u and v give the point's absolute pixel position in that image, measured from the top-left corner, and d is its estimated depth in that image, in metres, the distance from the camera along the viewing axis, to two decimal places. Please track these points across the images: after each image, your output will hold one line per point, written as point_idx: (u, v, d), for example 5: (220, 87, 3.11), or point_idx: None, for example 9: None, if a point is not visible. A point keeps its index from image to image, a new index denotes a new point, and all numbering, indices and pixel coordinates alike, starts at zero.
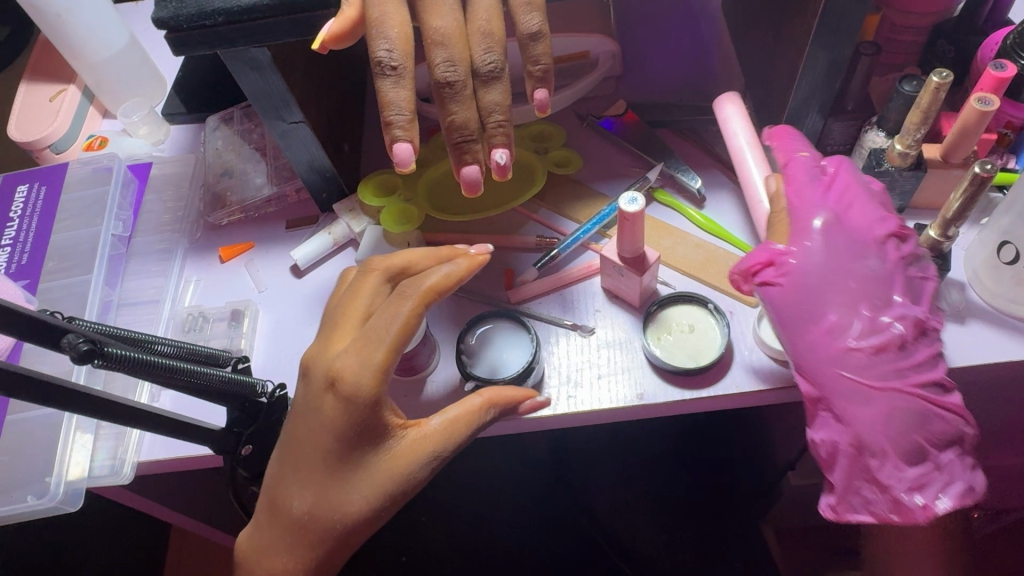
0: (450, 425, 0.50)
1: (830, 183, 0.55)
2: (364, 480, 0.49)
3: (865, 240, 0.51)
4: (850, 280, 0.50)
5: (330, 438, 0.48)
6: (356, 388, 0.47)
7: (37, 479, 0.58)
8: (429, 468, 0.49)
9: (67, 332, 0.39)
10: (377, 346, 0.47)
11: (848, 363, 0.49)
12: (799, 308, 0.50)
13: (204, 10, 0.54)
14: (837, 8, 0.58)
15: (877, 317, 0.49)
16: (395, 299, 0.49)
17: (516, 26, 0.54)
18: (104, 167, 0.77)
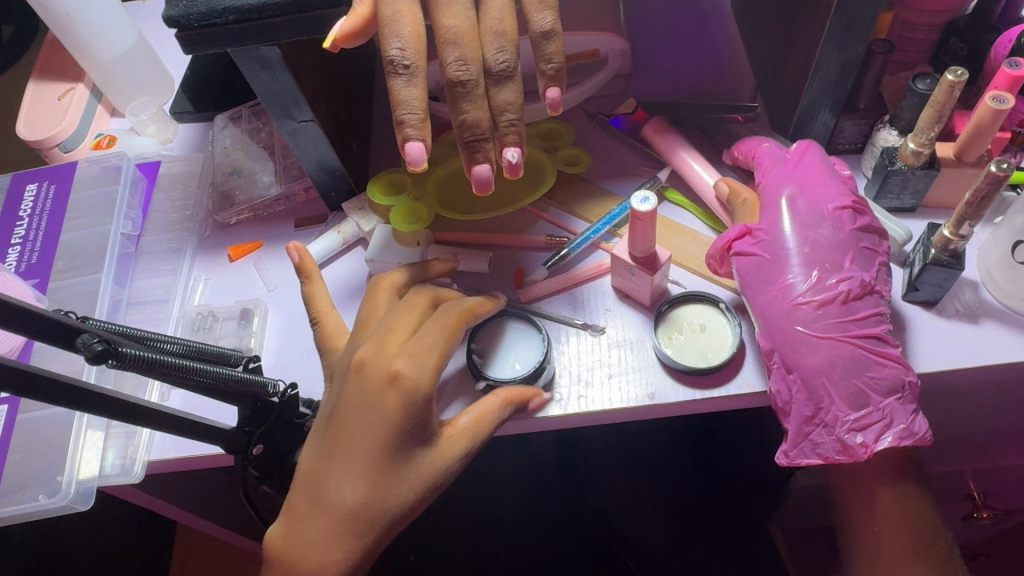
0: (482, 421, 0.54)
1: (793, 168, 0.61)
2: (412, 474, 0.52)
3: (822, 212, 0.58)
4: (801, 244, 0.56)
5: (386, 431, 0.51)
6: (417, 382, 0.51)
7: (49, 478, 0.58)
8: (463, 462, 0.53)
9: (82, 332, 0.39)
10: (436, 356, 0.52)
11: (799, 316, 0.54)
12: (757, 270, 0.57)
13: (215, 9, 0.54)
14: (850, 6, 0.58)
15: (825, 279, 0.55)
16: (441, 316, 0.55)
17: (528, 24, 0.54)
18: (113, 166, 0.77)
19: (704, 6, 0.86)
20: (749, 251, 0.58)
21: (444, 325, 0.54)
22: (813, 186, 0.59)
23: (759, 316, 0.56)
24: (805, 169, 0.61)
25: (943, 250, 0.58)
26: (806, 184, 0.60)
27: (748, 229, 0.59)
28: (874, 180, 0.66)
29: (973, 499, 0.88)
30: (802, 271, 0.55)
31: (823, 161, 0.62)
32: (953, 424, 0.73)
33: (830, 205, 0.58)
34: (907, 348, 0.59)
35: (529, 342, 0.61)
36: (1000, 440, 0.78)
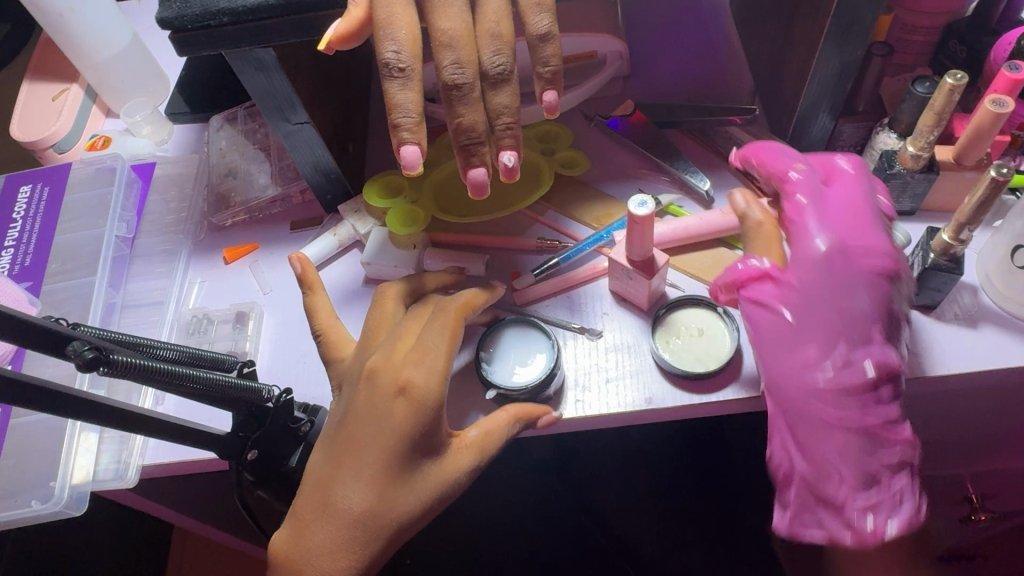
0: (489, 429, 0.54)
1: (827, 203, 0.54)
2: (422, 483, 0.51)
3: (859, 272, 0.51)
4: (832, 314, 0.50)
5: (398, 441, 0.51)
6: (426, 390, 0.51)
7: (42, 483, 0.58)
8: (471, 474, 0.53)
9: (72, 339, 0.38)
10: (443, 348, 0.53)
11: (818, 399, 0.50)
12: (773, 332, 0.51)
13: (210, 10, 0.54)
14: (849, 9, 0.57)
15: (851, 357, 0.49)
16: (439, 313, 0.56)
17: (525, 27, 0.54)
18: (108, 167, 0.77)
19: (703, 7, 0.86)
20: (767, 308, 0.52)
21: (445, 322, 0.55)
22: (849, 234, 0.52)
23: (770, 383, 0.52)
24: (837, 206, 0.54)
25: (942, 254, 0.58)
26: (845, 235, 0.52)
27: (769, 275, 0.52)
28: None
29: (970, 502, 0.88)
30: (831, 349, 0.50)
31: (859, 186, 0.55)
32: (950, 427, 0.73)
33: (868, 265, 0.51)
34: (907, 352, 0.58)
35: (540, 350, 0.60)
36: (997, 443, 0.78)
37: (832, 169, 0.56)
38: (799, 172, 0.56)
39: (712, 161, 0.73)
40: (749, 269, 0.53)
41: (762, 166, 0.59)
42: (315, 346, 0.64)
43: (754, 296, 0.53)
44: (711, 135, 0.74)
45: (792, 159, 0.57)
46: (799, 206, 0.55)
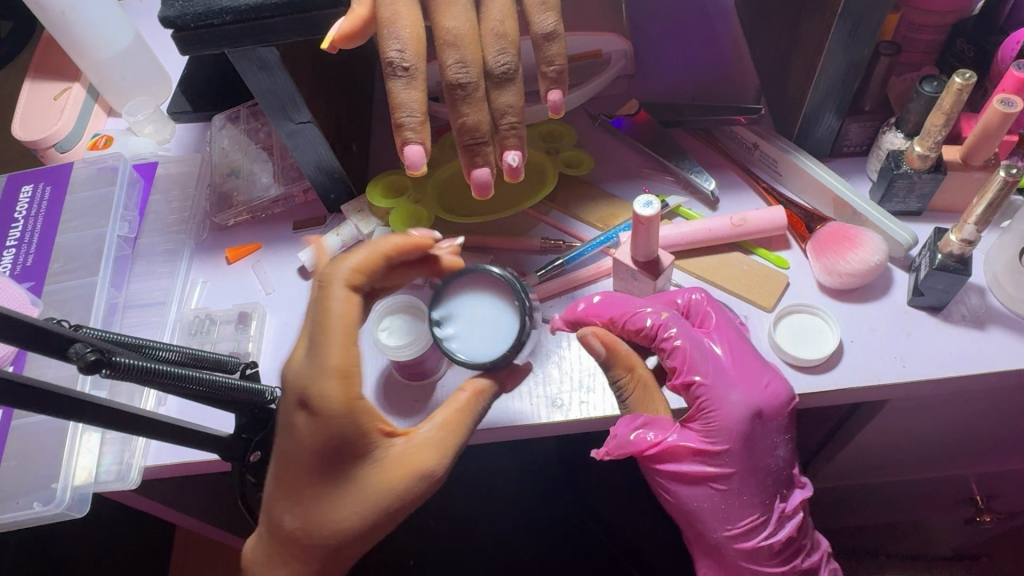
0: (439, 432, 0.49)
1: (722, 363, 0.55)
2: (355, 496, 0.47)
3: (772, 430, 0.55)
4: (751, 490, 0.56)
5: (313, 457, 0.46)
6: (327, 403, 0.45)
7: (44, 484, 0.57)
8: (420, 479, 0.48)
9: (74, 341, 0.38)
10: (346, 325, 0.46)
11: (744, 556, 0.57)
12: (700, 510, 0.57)
13: (212, 9, 0.53)
14: (856, 7, 0.57)
15: (772, 511, 0.56)
16: (324, 291, 0.47)
17: (530, 25, 0.53)
18: (110, 167, 0.77)
19: (708, 6, 0.85)
20: (691, 487, 0.56)
21: (345, 298, 0.47)
22: (758, 390, 0.54)
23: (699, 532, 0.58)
24: (742, 360, 0.56)
25: (949, 255, 0.57)
26: (752, 387, 0.54)
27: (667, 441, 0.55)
28: (880, 183, 0.65)
29: (975, 503, 0.87)
30: (757, 517, 0.56)
31: (736, 332, 0.57)
32: (957, 429, 0.73)
33: (778, 423, 0.55)
34: (913, 354, 0.58)
35: (501, 307, 0.52)
36: (1003, 445, 0.77)
37: (703, 310, 0.58)
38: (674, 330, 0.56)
39: (718, 161, 0.72)
40: (649, 436, 0.55)
41: (591, 305, 0.59)
42: None
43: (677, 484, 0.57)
44: (716, 134, 0.74)
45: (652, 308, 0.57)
46: (685, 361, 0.55)
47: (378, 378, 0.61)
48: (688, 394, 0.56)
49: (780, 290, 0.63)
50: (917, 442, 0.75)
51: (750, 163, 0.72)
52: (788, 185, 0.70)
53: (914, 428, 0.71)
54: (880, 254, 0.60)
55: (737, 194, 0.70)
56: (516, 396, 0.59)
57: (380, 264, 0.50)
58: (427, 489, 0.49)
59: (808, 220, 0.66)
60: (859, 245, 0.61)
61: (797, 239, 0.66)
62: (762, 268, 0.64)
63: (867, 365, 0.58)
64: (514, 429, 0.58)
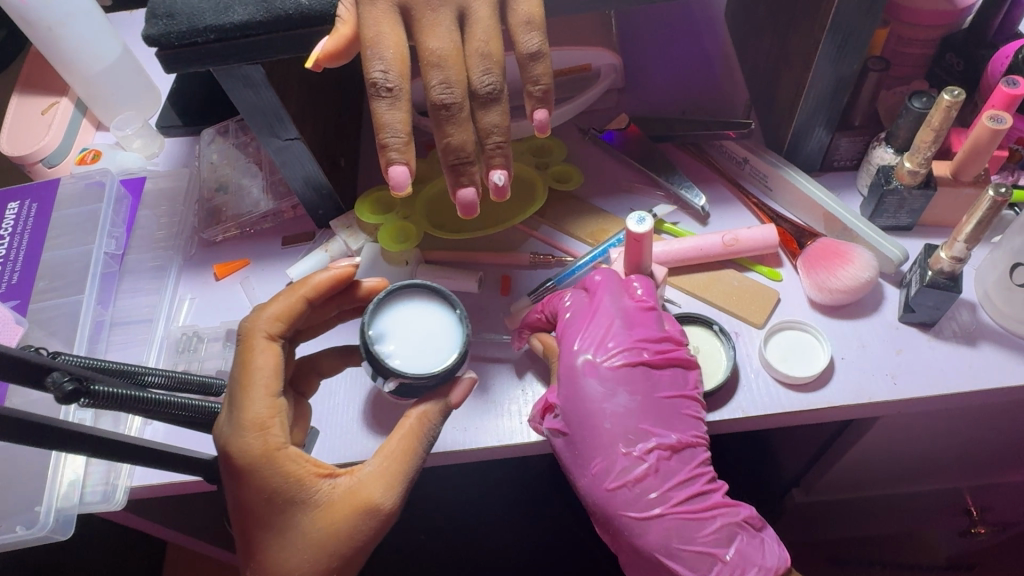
0: (383, 465, 0.49)
1: (586, 322, 0.57)
2: (300, 542, 0.48)
3: (621, 375, 0.54)
4: (586, 431, 0.53)
5: (252, 507, 0.48)
6: (242, 454, 0.47)
7: (28, 506, 0.57)
8: (367, 517, 0.49)
9: (52, 370, 0.37)
10: (269, 377, 0.48)
11: (604, 503, 0.53)
12: (567, 464, 0.55)
13: (196, 28, 0.53)
14: (844, 24, 0.57)
15: (632, 453, 0.52)
16: (247, 343, 0.49)
17: (516, 45, 0.53)
18: (96, 182, 0.76)
19: (698, 18, 0.85)
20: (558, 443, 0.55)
21: (266, 347, 0.49)
22: (602, 338, 0.56)
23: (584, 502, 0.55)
24: (593, 314, 0.58)
25: (939, 272, 0.57)
26: (598, 343, 0.56)
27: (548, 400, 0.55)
28: (870, 198, 0.65)
29: (970, 514, 0.87)
30: (607, 460, 0.52)
31: (612, 298, 0.58)
32: (950, 442, 0.72)
33: (621, 366, 0.55)
34: (904, 371, 0.58)
35: (439, 320, 0.51)
36: (997, 459, 0.77)
37: (595, 289, 0.59)
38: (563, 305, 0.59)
39: (708, 175, 0.72)
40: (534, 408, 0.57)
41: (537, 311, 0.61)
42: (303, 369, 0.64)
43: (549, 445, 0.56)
44: (706, 148, 0.74)
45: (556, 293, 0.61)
46: (562, 326, 0.58)
47: (366, 397, 0.60)
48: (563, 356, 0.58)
49: (771, 306, 0.63)
50: (911, 456, 0.74)
51: (739, 177, 0.72)
52: (778, 200, 0.70)
53: (908, 443, 0.71)
54: (871, 270, 0.60)
55: (726, 210, 0.69)
56: (505, 414, 0.58)
57: (304, 309, 0.52)
58: (379, 522, 0.49)
59: (799, 236, 0.66)
60: (849, 262, 0.60)
61: (788, 256, 0.66)
62: (753, 284, 0.64)
63: (858, 383, 0.58)
64: (503, 448, 0.57)
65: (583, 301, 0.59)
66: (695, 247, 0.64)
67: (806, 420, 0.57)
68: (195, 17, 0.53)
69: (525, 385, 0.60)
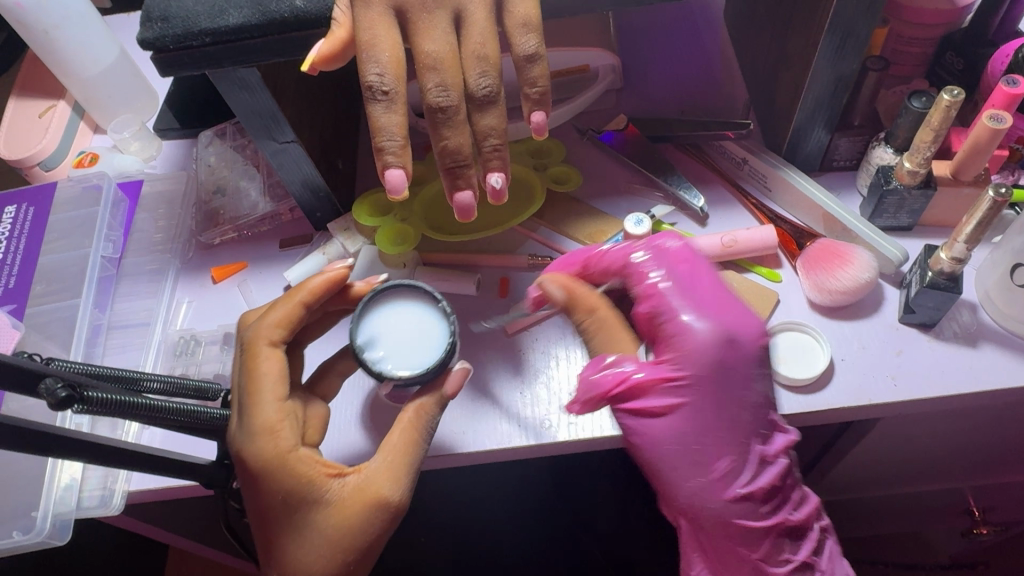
0: (387, 460, 0.49)
1: (693, 294, 0.54)
2: (316, 540, 0.48)
3: (751, 365, 0.52)
4: (713, 424, 0.51)
5: (271, 507, 0.49)
6: (255, 457, 0.48)
7: (25, 511, 0.57)
8: (378, 512, 0.48)
9: (45, 377, 0.37)
10: (275, 384, 0.50)
11: (715, 504, 0.51)
12: (672, 456, 0.52)
13: (191, 31, 0.52)
14: (843, 24, 0.56)
15: (761, 456, 0.52)
16: (249, 350, 0.51)
17: (512, 47, 0.53)
18: (93, 185, 0.76)
19: (696, 18, 0.85)
20: (662, 428, 0.52)
21: (269, 355, 0.51)
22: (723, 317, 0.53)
23: (672, 497, 0.53)
24: (695, 285, 0.54)
25: (940, 273, 0.57)
26: (725, 320, 0.53)
27: (626, 377, 0.52)
28: (870, 199, 0.65)
29: (971, 514, 0.87)
30: (734, 460, 0.51)
31: (706, 268, 0.56)
32: (952, 444, 0.72)
33: (754, 355, 0.52)
34: (905, 371, 0.58)
35: (424, 320, 0.52)
36: (999, 460, 0.77)
37: (681, 249, 0.56)
38: (650, 268, 0.55)
39: (707, 176, 0.72)
40: (610, 375, 0.52)
41: (573, 263, 0.58)
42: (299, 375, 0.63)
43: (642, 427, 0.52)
44: (705, 149, 0.73)
45: (626, 248, 0.57)
46: (657, 292, 0.54)
47: (364, 402, 0.60)
48: (658, 327, 0.54)
49: (770, 308, 0.62)
50: (912, 457, 0.74)
51: (739, 177, 0.71)
52: (778, 201, 0.69)
53: (909, 443, 0.71)
54: (870, 271, 0.59)
55: (726, 210, 0.69)
56: (504, 417, 0.58)
57: (303, 313, 0.53)
58: (391, 517, 0.49)
59: (799, 237, 0.65)
60: (849, 263, 0.60)
61: (787, 257, 0.65)
62: (752, 285, 0.64)
63: (859, 384, 0.57)
64: (501, 451, 0.57)
65: (671, 263, 0.55)
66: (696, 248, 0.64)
67: (805, 422, 0.57)
68: (190, 21, 0.53)
69: (524, 388, 0.60)
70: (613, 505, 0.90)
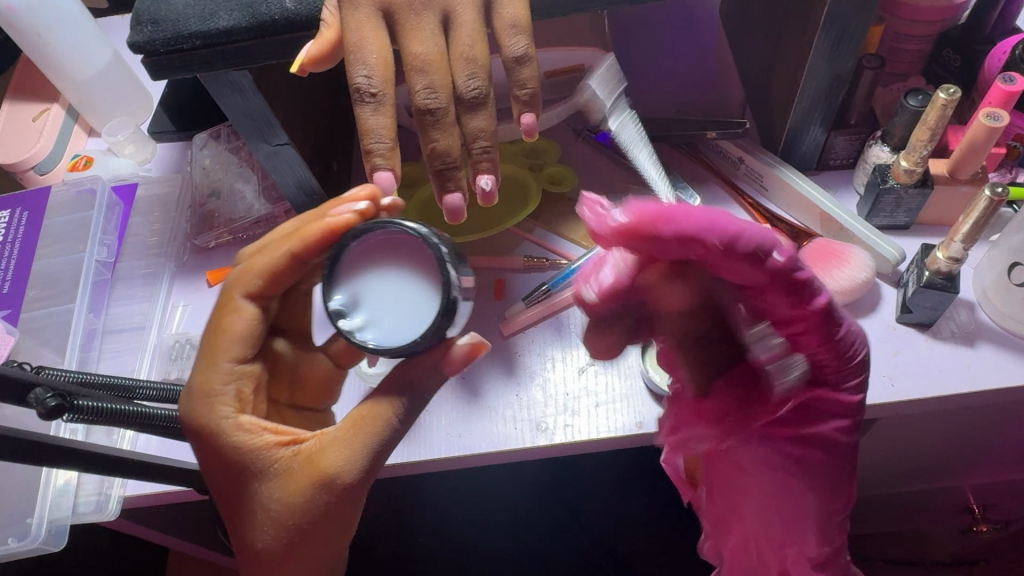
0: (344, 433, 0.45)
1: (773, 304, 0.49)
2: (263, 513, 0.45)
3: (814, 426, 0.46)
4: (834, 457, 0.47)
5: (225, 478, 0.47)
6: (193, 419, 0.46)
7: (20, 518, 0.57)
8: (326, 493, 0.44)
9: (34, 386, 0.37)
10: (235, 343, 0.47)
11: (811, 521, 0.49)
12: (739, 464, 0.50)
13: (181, 34, 0.52)
14: (836, 21, 0.56)
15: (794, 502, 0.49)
16: (225, 301, 0.48)
17: (502, 49, 0.52)
18: (88, 189, 0.75)
19: (692, 16, 0.85)
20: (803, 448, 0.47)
21: (241, 310, 0.47)
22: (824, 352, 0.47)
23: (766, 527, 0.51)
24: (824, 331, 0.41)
25: (937, 272, 0.57)
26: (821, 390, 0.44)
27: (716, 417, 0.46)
28: (866, 197, 0.64)
29: (972, 512, 0.87)
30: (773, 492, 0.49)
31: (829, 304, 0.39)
32: (951, 443, 0.72)
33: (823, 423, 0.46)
34: (904, 372, 0.57)
35: (420, 274, 0.45)
36: (999, 458, 0.76)
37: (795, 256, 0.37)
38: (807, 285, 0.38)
39: (703, 175, 0.72)
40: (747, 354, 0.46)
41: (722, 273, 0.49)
42: None
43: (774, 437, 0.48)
44: (701, 148, 0.73)
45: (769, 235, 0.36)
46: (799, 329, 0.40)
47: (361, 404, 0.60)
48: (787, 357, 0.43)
49: None
50: (912, 455, 0.74)
51: (735, 177, 0.71)
52: (775, 200, 0.69)
53: (909, 442, 0.70)
54: (867, 272, 0.59)
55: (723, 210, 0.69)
56: (499, 419, 0.58)
57: (291, 263, 0.47)
58: (341, 496, 0.45)
59: (795, 237, 0.65)
60: (845, 262, 0.60)
61: None
62: None
63: None
64: (498, 452, 0.57)
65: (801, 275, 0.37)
66: None
67: None
68: (180, 24, 0.53)
69: (519, 390, 0.59)
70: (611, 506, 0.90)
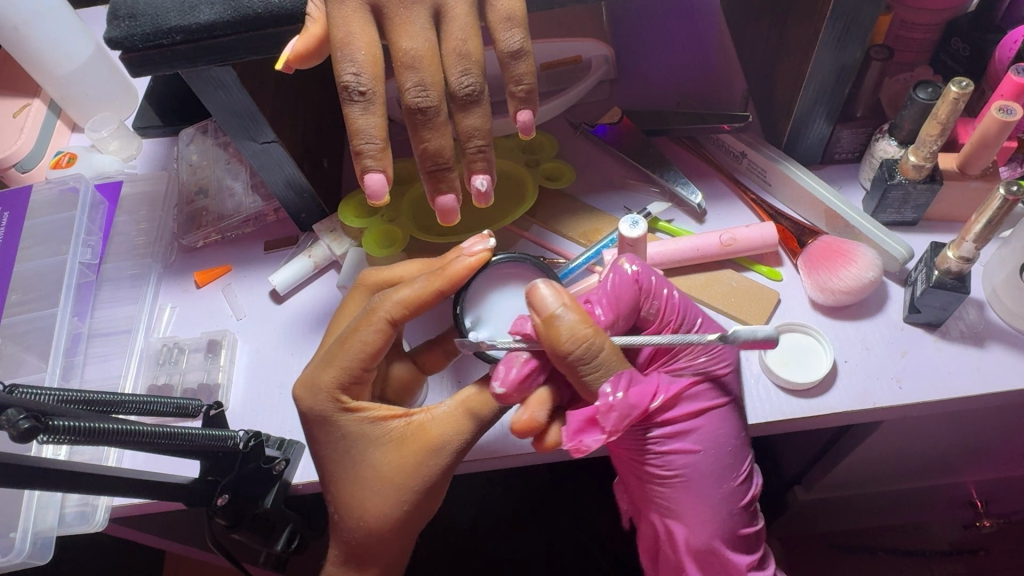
0: (455, 410, 0.50)
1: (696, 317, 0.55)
2: (373, 478, 0.50)
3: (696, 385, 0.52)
4: (739, 435, 0.52)
5: (336, 453, 0.51)
6: (311, 405, 0.51)
7: (3, 532, 0.55)
8: (439, 462, 0.50)
9: (6, 408, 0.35)
10: (367, 354, 0.50)
11: (732, 507, 0.51)
12: (683, 445, 0.51)
13: (160, 29, 0.50)
14: (845, 11, 0.54)
15: (712, 460, 0.51)
16: (366, 317, 0.50)
17: (496, 42, 0.50)
18: (70, 188, 0.73)
19: (692, 4, 0.82)
20: (697, 432, 0.51)
21: (377, 327, 0.50)
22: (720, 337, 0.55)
23: (703, 490, 0.51)
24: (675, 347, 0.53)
25: (947, 271, 0.55)
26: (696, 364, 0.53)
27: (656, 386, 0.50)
28: (873, 193, 0.62)
29: (975, 507, 0.87)
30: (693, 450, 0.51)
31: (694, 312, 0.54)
32: (959, 443, 0.71)
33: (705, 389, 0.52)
34: (913, 372, 0.56)
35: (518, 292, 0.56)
36: (1004, 456, 0.75)
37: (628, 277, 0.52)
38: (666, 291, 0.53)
39: (704, 169, 0.70)
40: (636, 394, 0.47)
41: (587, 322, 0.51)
42: (291, 375, 0.62)
43: (668, 435, 0.51)
44: (702, 142, 0.71)
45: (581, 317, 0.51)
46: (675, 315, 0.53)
47: None
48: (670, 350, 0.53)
49: (770, 309, 0.60)
50: (918, 455, 0.73)
51: (737, 171, 0.69)
52: (778, 195, 0.67)
53: (916, 443, 0.69)
54: (875, 270, 0.57)
55: (724, 206, 0.67)
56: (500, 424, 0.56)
57: (435, 299, 0.51)
58: (447, 463, 0.50)
59: (800, 234, 0.63)
60: (852, 261, 0.58)
61: (788, 255, 0.63)
62: (752, 284, 0.62)
63: (861, 387, 0.55)
64: (496, 459, 0.55)
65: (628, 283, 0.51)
66: (696, 250, 0.62)
67: (812, 426, 0.55)
68: (158, 17, 0.50)
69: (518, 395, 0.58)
70: (612, 506, 0.90)
